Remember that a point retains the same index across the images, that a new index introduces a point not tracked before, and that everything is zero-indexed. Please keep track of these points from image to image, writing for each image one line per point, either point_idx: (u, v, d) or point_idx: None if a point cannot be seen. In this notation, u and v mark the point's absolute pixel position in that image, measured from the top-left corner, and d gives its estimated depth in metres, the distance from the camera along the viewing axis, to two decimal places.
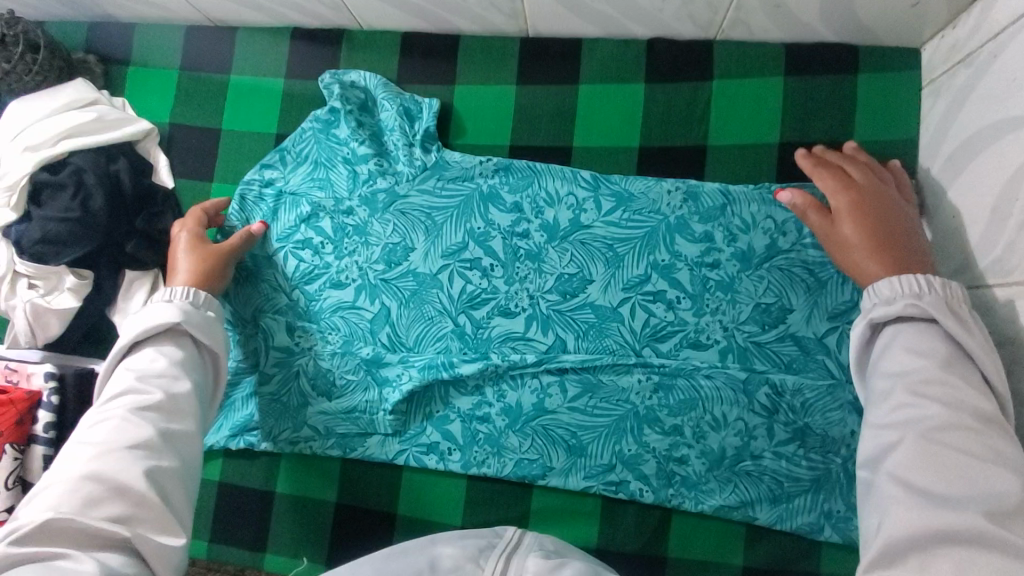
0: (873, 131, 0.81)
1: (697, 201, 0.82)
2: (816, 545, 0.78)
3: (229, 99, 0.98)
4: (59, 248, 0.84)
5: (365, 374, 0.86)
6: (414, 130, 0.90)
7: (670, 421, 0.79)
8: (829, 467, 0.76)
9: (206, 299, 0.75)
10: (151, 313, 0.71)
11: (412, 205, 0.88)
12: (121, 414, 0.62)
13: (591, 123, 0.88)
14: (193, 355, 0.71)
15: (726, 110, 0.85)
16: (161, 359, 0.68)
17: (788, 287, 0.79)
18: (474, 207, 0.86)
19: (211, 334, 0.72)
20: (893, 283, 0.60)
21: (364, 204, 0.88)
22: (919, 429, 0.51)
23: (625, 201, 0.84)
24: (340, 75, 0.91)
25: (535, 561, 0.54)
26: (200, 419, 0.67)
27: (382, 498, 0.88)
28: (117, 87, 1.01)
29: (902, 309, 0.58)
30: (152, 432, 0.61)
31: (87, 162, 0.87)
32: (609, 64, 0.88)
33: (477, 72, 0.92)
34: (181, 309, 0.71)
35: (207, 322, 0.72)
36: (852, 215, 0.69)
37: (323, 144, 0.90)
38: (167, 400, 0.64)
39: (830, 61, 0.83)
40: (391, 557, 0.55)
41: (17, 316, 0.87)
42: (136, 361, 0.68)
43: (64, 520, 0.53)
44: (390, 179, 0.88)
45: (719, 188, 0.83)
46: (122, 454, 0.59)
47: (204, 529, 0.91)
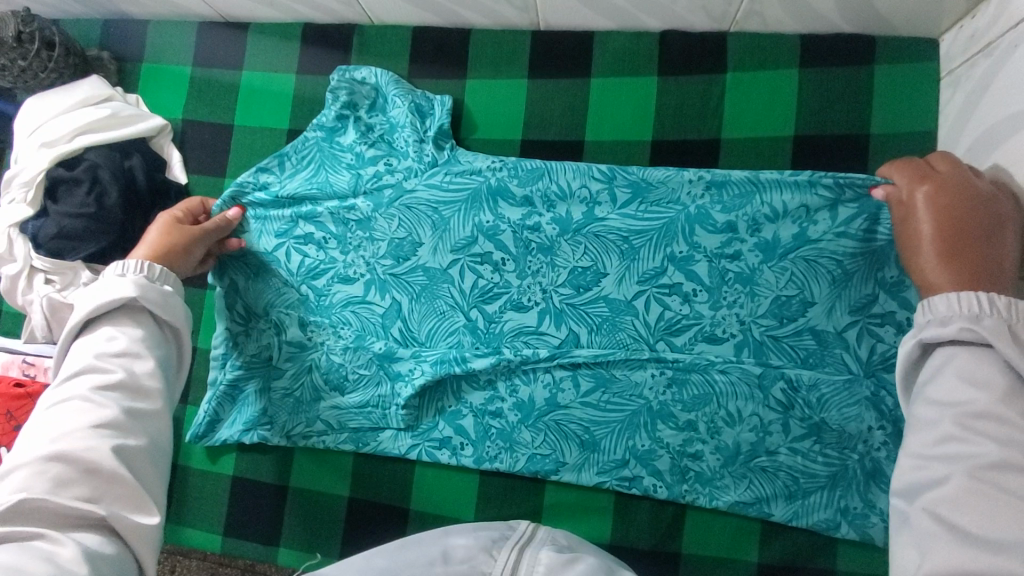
0: (890, 122, 0.80)
1: (720, 190, 0.80)
2: (832, 542, 0.78)
3: (241, 96, 0.98)
4: (75, 243, 0.86)
5: (371, 369, 0.86)
6: (425, 126, 0.88)
7: (684, 417, 0.79)
8: (845, 463, 0.75)
9: (162, 274, 0.72)
10: (103, 290, 0.66)
11: (418, 200, 0.87)
12: (81, 394, 0.58)
13: (604, 117, 0.88)
14: (153, 333, 0.67)
15: (740, 102, 0.84)
16: (117, 337, 0.64)
17: (811, 279, 0.77)
18: (483, 201, 0.85)
19: (171, 309, 0.68)
20: (951, 301, 0.55)
21: (369, 200, 0.88)
22: (967, 466, 0.47)
23: (642, 192, 0.82)
24: (349, 72, 0.90)
25: (549, 554, 0.53)
26: (168, 397, 0.63)
27: (394, 493, 0.88)
28: (131, 85, 1.01)
29: (958, 333, 0.53)
30: (116, 412, 0.57)
31: (103, 158, 0.88)
32: (621, 57, 0.87)
33: (489, 66, 0.92)
34: (136, 282, 0.67)
35: (166, 296, 0.69)
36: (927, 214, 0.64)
37: (326, 153, 0.91)
38: (128, 378, 0.61)
39: (847, 51, 0.81)
40: (402, 550, 0.55)
41: (34, 310, 0.87)
42: (89, 343, 0.64)
43: (35, 502, 0.50)
44: (399, 175, 0.87)
45: (747, 176, 0.80)
46: (86, 433, 0.55)
47: (218, 522, 0.92)
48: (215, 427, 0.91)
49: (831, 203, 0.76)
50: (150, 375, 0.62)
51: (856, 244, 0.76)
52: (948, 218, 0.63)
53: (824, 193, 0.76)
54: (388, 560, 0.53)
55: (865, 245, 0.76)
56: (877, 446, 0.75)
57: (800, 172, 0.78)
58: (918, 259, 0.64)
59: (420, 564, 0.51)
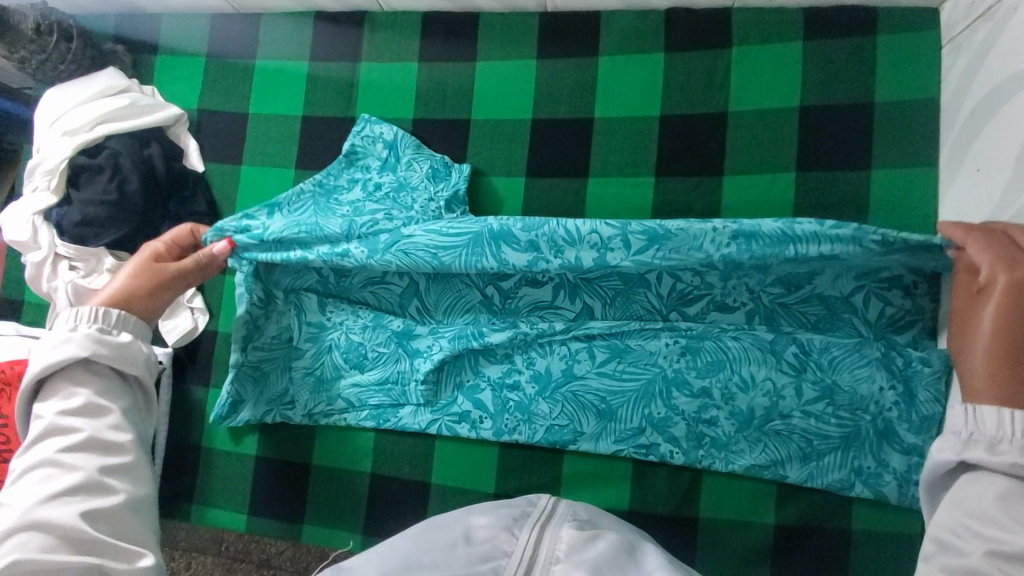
0: (894, 89, 0.82)
1: (750, 240, 0.70)
2: (847, 503, 0.79)
3: (255, 83, 1.00)
4: (97, 229, 0.88)
5: (387, 351, 0.88)
6: (437, 190, 0.89)
7: (699, 383, 0.80)
8: (858, 425, 0.77)
9: (117, 320, 0.69)
10: (52, 347, 0.64)
11: (416, 244, 0.77)
12: (49, 460, 0.59)
13: (613, 93, 0.89)
14: (113, 383, 0.66)
15: (745, 75, 0.86)
16: (74, 395, 0.63)
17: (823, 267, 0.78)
18: (484, 246, 0.76)
19: (130, 360, 0.66)
20: (1002, 418, 0.48)
21: (362, 245, 0.79)
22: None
23: (659, 239, 0.72)
24: (370, 127, 0.92)
25: (569, 532, 0.55)
26: (138, 445, 0.64)
27: (416, 467, 0.90)
28: (146, 76, 1.03)
29: (1009, 467, 0.46)
30: (89, 471, 0.58)
31: (123, 146, 0.90)
32: (628, 35, 0.89)
33: (497, 48, 0.93)
34: (87, 339, 0.64)
35: (117, 347, 0.66)
36: (992, 309, 0.56)
37: (321, 205, 0.87)
38: (93, 438, 0.61)
39: (850, 23, 0.83)
40: (422, 532, 0.56)
41: (59, 297, 0.90)
42: (47, 400, 0.64)
43: (30, 562, 0.51)
44: (398, 222, 0.83)
45: (779, 226, 0.69)
46: (61, 499, 0.56)
47: (243, 502, 0.94)
48: (237, 408, 0.92)
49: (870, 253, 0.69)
50: (115, 428, 0.63)
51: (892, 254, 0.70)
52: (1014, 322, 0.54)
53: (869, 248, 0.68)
54: (411, 541, 0.55)
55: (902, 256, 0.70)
56: (889, 407, 0.76)
57: (843, 225, 0.68)
58: (965, 347, 0.56)
59: (445, 544, 0.53)
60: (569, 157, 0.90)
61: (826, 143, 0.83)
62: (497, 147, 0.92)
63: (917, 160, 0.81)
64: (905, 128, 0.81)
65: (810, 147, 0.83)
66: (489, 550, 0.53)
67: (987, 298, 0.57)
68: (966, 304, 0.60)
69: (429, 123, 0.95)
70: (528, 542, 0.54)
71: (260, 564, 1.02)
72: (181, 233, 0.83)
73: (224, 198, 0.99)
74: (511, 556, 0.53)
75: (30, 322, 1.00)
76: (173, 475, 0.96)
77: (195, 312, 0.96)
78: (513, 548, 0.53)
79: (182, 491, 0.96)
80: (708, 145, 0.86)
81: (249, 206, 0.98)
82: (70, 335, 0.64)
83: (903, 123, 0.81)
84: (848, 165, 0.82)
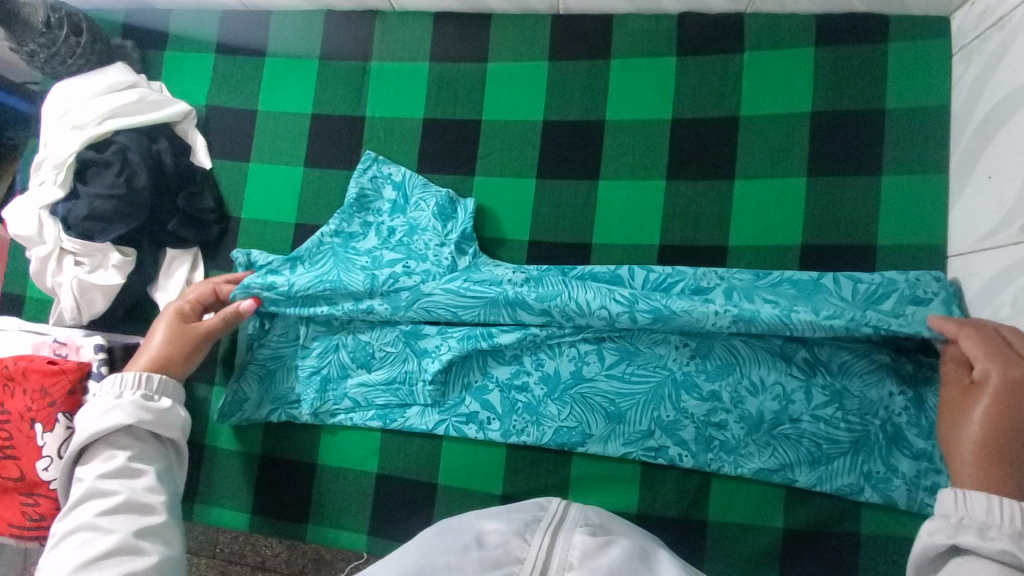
0: (904, 97, 0.82)
1: (749, 326, 0.74)
2: (856, 507, 0.79)
3: (265, 80, 0.99)
4: (104, 225, 0.87)
5: (394, 355, 0.87)
6: (447, 231, 0.88)
7: (708, 387, 0.80)
8: (868, 429, 0.77)
9: (159, 385, 0.73)
10: (99, 413, 0.69)
11: (436, 302, 0.83)
12: (89, 524, 0.63)
13: (624, 96, 0.89)
14: (149, 447, 0.71)
15: (757, 81, 0.86)
16: (112, 458, 0.68)
17: None
18: (502, 309, 0.81)
19: (169, 425, 0.72)
20: (990, 505, 0.53)
21: (385, 302, 0.84)
22: None
23: (665, 319, 0.76)
24: (380, 163, 0.93)
25: (582, 538, 0.54)
26: (171, 507, 0.68)
27: (422, 469, 0.89)
28: (154, 71, 1.03)
29: (998, 553, 0.50)
30: (123, 535, 0.62)
31: (131, 140, 0.89)
32: (641, 38, 0.90)
33: (509, 48, 0.94)
34: (133, 406, 0.69)
35: (157, 414, 0.71)
36: (984, 401, 0.60)
37: (341, 257, 0.87)
38: (129, 499, 0.65)
39: (861, 30, 0.84)
40: (432, 538, 0.56)
41: (63, 293, 0.89)
42: (87, 465, 0.68)
43: None
44: (417, 277, 0.85)
45: (776, 315, 0.73)
46: (96, 563, 0.60)
47: (245, 502, 0.93)
48: (241, 405, 0.91)
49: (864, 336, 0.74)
50: (150, 491, 0.67)
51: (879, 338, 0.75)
52: (1002, 417, 0.58)
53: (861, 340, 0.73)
54: (422, 548, 0.54)
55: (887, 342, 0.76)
56: (898, 412, 0.77)
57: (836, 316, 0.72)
58: (951, 436, 0.61)
59: (456, 550, 0.52)
60: (579, 158, 0.90)
61: (837, 148, 0.83)
62: (507, 148, 0.92)
63: (927, 166, 0.81)
64: (914, 135, 0.82)
65: (820, 153, 0.84)
66: (502, 556, 0.52)
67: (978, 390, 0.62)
68: (955, 391, 0.64)
69: (440, 124, 0.94)
70: (541, 547, 0.53)
71: (255, 567, 1.05)
72: (206, 291, 0.86)
73: (231, 196, 0.98)
74: (524, 562, 0.52)
75: (32, 319, 0.99)
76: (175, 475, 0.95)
77: None
78: (525, 555, 0.52)
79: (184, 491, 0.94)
80: (719, 149, 0.86)
81: (257, 203, 0.97)
82: (113, 404, 0.69)
83: (914, 129, 0.82)
84: (859, 170, 0.83)
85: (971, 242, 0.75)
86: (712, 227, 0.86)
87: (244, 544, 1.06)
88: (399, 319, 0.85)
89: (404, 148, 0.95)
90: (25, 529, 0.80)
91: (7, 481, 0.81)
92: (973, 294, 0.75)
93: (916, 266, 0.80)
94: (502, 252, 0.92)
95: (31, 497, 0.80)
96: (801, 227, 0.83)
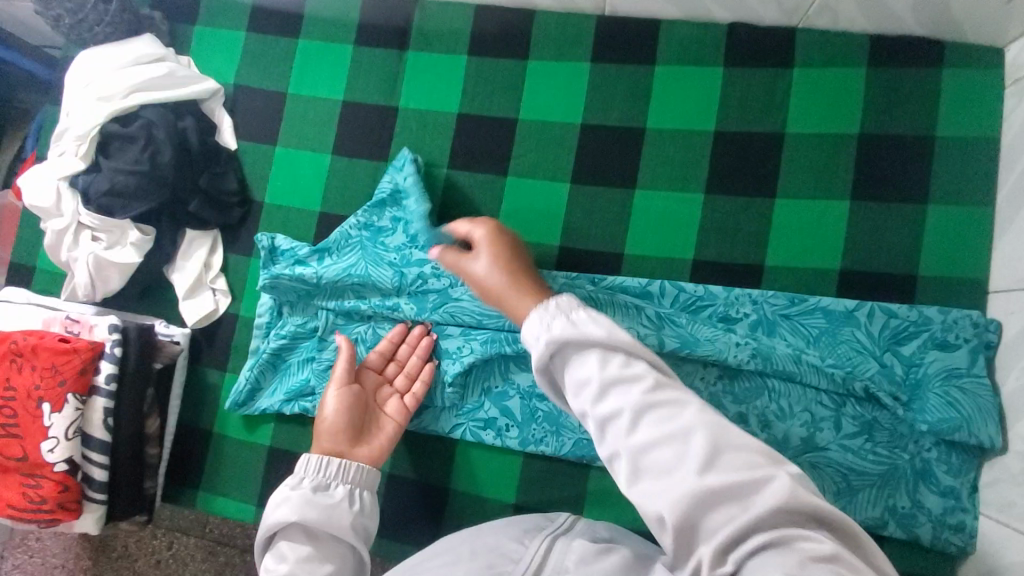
0: (954, 125, 0.80)
1: (766, 362, 0.76)
2: (879, 542, 0.77)
3: (297, 62, 0.97)
4: (124, 201, 0.84)
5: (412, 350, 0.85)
6: None
7: (734, 409, 0.78)
8: (896, 463, 0.75)
9: (337, 470, 0.68)
10: (274, 504, 0.63)
11: (463, 308, 0.83)
12: None
13: (667, 104, 0.87)
14: (330, 544, 0.63)
15: (804, 99, 0.84)
16: (289, 556, 0.60)
17: (862, 331, 0.78)
18: None
19: (336, 522, 0.63)
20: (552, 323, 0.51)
21: (412, 301, 0.85)
22: None
23: (691, 345, 0.78)
24: (415, 160, 0.91)
25: (582, 544, 0.52)
26: None
27: (435, 471, 0.87)
28: (182, 46, 1.00)
29: None
30: None
31: (158, 116, 0.86)
32: (687, 46, 0.87)
33: (551, 47, 0.91)
34: (303, 499, 0.63)
35: (331, 507, 0.64)
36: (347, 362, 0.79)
37: (369, 251, 0.88)
38: None
39: (914, 55, 0.82)
40: (430, 558, 0.54)
41: (78, 268, 0.87)
42: (276, 555, 0.61)
43: None
44: (446, 280, 0.85)
45: (790, 354, 0.77)
46: None
47: (251, 493, 0.89)
48: (255, 396, 0.89)
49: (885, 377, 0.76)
50: None
51: (899, 377, 0.76)
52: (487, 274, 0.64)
53: (883, 387, 0.75)
54: (437, 569, 0.52)
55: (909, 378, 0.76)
56: (929, 447, 0.75)
57: (837, 365, 0.77)
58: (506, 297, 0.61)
59: (472, 565, 0.50)
60: (617, 165, 0.88)
61: (883, 173, 0.81)
62: (543, 150, 0.90)
63: (974, 198, 0.79)
64: (964, 164, 0.79)
65: (865, 176, 0.82)
66: (495, 558, 0.51)
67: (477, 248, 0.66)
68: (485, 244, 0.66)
69: (475, 120, 0.92)
70: (538, 550, 0.51)
71: (243, 550, 1.03)
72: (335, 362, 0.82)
73: (255, 178, 0.96)
74: (518, 563, 0.50)
75: (41, 291, 0.96)
76: (180, 458, 0.92)
77: (217, 294, 0.93)
78: (521, 556, 0.51)
79: (186, 477, 0.92)
80: (762, 165, 0.84)
81: (281, 188, 0.95)
82: (299, 496, 0.64)
83: (962, 159, 0.79)
84: (902, 197, 0.81)
85: (1015, 279, 0.73)
86: (749, 245, 0.84)
87: (235, 526, 1.05)
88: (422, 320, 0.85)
89: (436, 142, 0.93)
90: (25, 511, 0.78)
91: (10, 460, 0.79)
92: (1014, 332, 0.72)
93: (955, 300, 0.78)
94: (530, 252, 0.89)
95: (34, 478, 0.78)
96: (840, 251, 0.82)
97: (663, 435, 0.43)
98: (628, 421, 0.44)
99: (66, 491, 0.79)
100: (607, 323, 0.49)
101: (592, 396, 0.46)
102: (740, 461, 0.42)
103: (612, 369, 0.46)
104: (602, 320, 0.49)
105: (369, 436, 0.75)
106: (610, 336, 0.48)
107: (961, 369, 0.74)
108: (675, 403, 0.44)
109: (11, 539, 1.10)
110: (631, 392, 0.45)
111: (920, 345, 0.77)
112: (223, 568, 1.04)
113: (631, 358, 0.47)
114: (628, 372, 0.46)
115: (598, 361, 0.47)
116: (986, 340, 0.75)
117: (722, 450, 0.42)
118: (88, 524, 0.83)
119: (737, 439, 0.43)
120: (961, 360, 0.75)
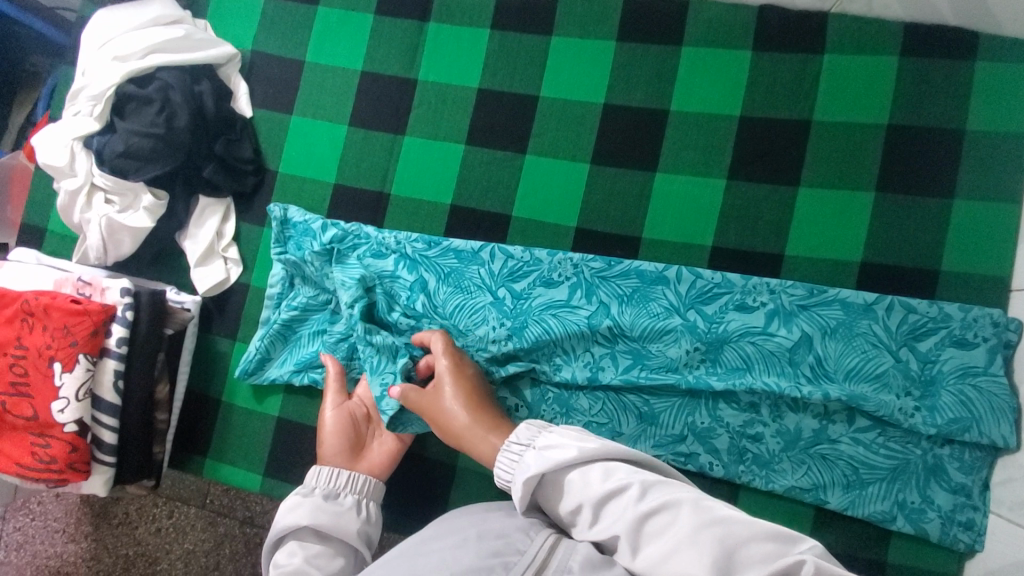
0: (985, 119, 0.78)
1: (776, 354, 0.77)
2: (886, 535, 0.77)
3: (316, 30, 0.95)
4: (139, 163, 0.83)
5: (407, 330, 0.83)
6: None
7: (746, 398, 0.78)
8: (907, 458, 0.74)
9: (348, 480, 0.70)
10: (284, 509, 0.65)
11: (476, 285, 0.84)
12: None
13: (692, 88, 0.86)
14: (337, 547, 0.64)
15: (834, 87, 0.82)
16: (299, 553, 0.61)
17: (880, 326, 0.76)
18: (536, 302, 0.82)
19: (345, 526, 0.65)
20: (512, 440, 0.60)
21: (426, 276, 0.84)
22: None
23: (699, 334, 0.78)
24: (431, 142, 0.91)
25: (587, 545, 0.49)
26: None
27: (441, 449, 0.87)
28: (202, 10, 0.99)
29: None
30: None
31: (174, 79, 0.85)
32: (716, 27, 0.86)
33: (577, 25, 0.89)
34: (317, 503, 0.66)
35: (340, 514, 0.66)
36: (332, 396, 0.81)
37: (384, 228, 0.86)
38: None
39: (948, 46, 0.80)
40: (437, 537, 0.53)
41: (91, 231, 0.86)
42: (284, 553, 0.62)
43: None
44: (459, 258, 0.85)
45: (804, 345, 0.77)
46: None
47: (258, 463, 0.89)
48: (265, 365, 0.89)
49: (902, 374, 0.75)
50: None
51: (915, 375, 0.75)
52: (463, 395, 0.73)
53: (896, 383, 0.75)
54: (442, 550, 0.50)
55: (924, 377, 0.75)
56: (941, 443, 0.74)
57: (852, 361, 0.76)
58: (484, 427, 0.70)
59: (477, 549, 0.48)
60: (638, 148, 0.86)
61: (914, 164, 0.80)
62: (562, 128, 0.88)
63: (999, 196, 0.77)
64: (990, 161, 0.78)
65: (889, 167, 0.80)
66: (501, 546, 0.49)
67: (437, 380, 0.75)
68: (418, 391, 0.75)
69: (495, 95, 0.90)
70: (544, 544, 0.49)
71: (243, 521, 1.04)
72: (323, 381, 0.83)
73: (270, 147, 0.95)
74: (523, 554, 0.48)
75: (52, 253, 0.96)
76: (187, 426, 0.92)
77: (228, 263, 0.93)
78: (526, 548, 0.49)
79: (195, 445, 0.92)
80: (787, 152, 0.83)
81: (296, 158, 0.94)
82: (311, 501, 0.66)
83: (991, 154, 0.78)
84: (928, 192, 0.79)
85: None
86: (769, 234, 0.83)
87: (236, 497, 1.05)
88: (436, 295, 0.84)
89: (454, 116, 0.91)
90: (33, 471, 0.78)
91: (19, 419, 0.79)
92: None
93: (978, 297, 0.77)
94: (546, 233, 0.87)
95: (43, 438, 0.78)
96: (862, 245, 0.80)
97: (666, 544, 0.45)
98: (629, 540, 0.47)
99: (75, 453, 0.79)
100: (572, 441, 0.54)
101: (588, 520, 0.51)
102: (753, 550, 0.43)
103: (597, 487, 0.51)
104: (568, 440, 0.54)
105: (370, 451, 0.79)
106: (579, 454, 0.52)
107: (977, 367, 0.74)
108: (668, 505, 0.47)
109: (13, 500, 1.10)
110: (622, 506, 0.49)
111: (937, 342, 0.75)
112: (223, 539, 1.04)
113: (609, 468, 0.52)
114: (611, 489, 0.50)
115: (578, 482, 0.52)
116: (1006, 339, 0.74)
117: (730, 548, 0.43)
118: (96, 486, 0.83)
119: (742, 531, 0.44)
120: (979, 358, 0.74)
